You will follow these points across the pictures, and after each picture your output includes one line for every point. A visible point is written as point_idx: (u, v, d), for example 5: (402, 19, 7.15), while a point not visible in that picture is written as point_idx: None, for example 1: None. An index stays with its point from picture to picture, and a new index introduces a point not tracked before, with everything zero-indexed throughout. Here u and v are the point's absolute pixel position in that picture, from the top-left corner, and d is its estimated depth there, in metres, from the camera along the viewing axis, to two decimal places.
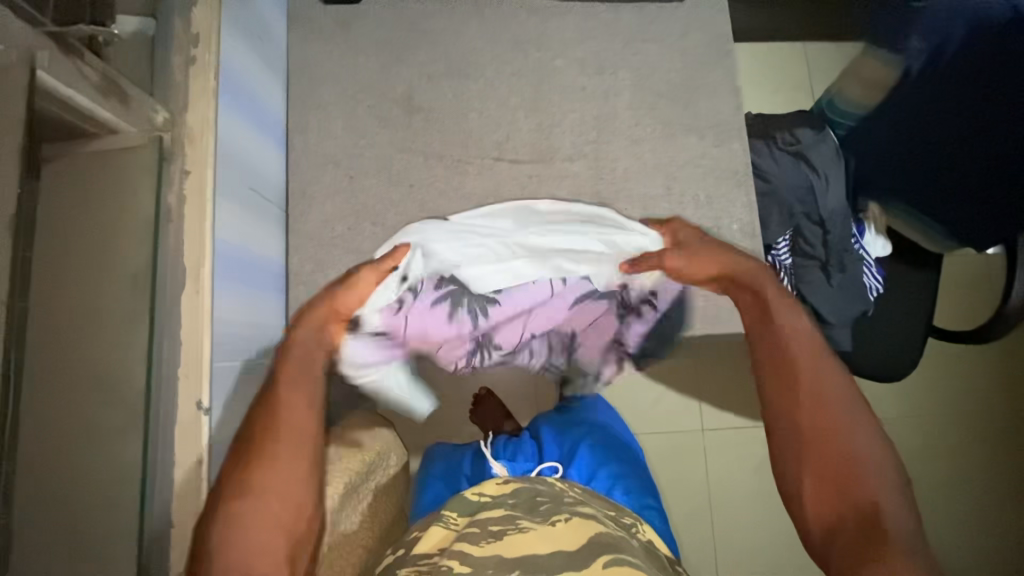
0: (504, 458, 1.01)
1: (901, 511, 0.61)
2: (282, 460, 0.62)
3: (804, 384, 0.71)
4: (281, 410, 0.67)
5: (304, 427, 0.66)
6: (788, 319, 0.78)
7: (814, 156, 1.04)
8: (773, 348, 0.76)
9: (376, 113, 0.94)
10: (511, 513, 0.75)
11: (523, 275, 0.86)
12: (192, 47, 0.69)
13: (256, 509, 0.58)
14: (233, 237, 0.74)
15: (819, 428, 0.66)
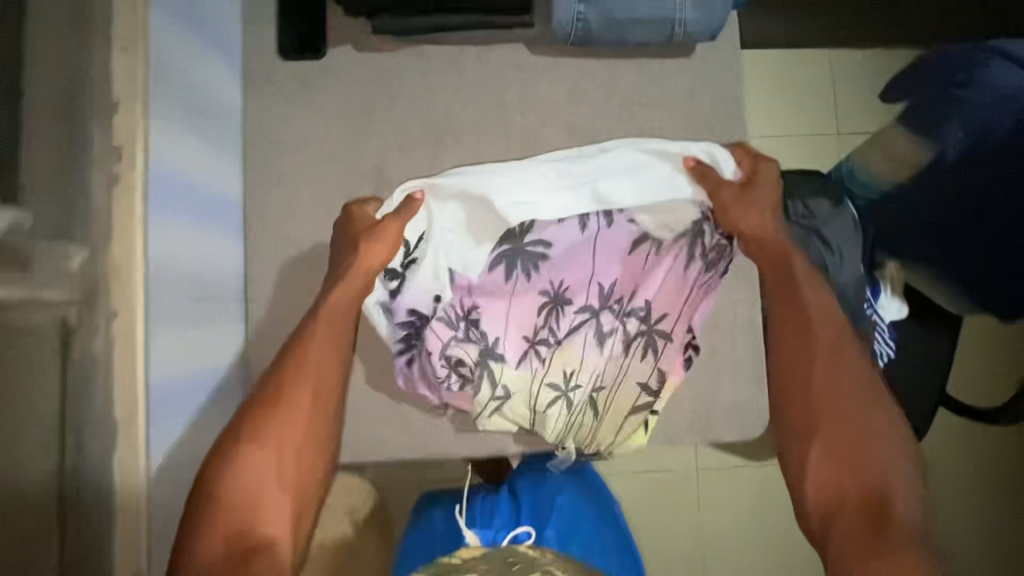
0: (477, 524, 0.87)
1: (904, 471, 0.69)
2: (296, 422, 0.73)
3: (831, 379, 0.75)
4: (308, 351, 0.76)
5: (322, 394, 0.76)
6: (813, 297, 0.79)
7: (828, 231, 0.92)
8: (793, 310, 0.79)
9: (342, 190, 0.85)
10: None
11: (570, 207, 0.83)
12: (114, 163, 0.60)
13: (261, 479, 0.70)
14: (176, 364, 0.68)
15: (831, 411, 0.73)
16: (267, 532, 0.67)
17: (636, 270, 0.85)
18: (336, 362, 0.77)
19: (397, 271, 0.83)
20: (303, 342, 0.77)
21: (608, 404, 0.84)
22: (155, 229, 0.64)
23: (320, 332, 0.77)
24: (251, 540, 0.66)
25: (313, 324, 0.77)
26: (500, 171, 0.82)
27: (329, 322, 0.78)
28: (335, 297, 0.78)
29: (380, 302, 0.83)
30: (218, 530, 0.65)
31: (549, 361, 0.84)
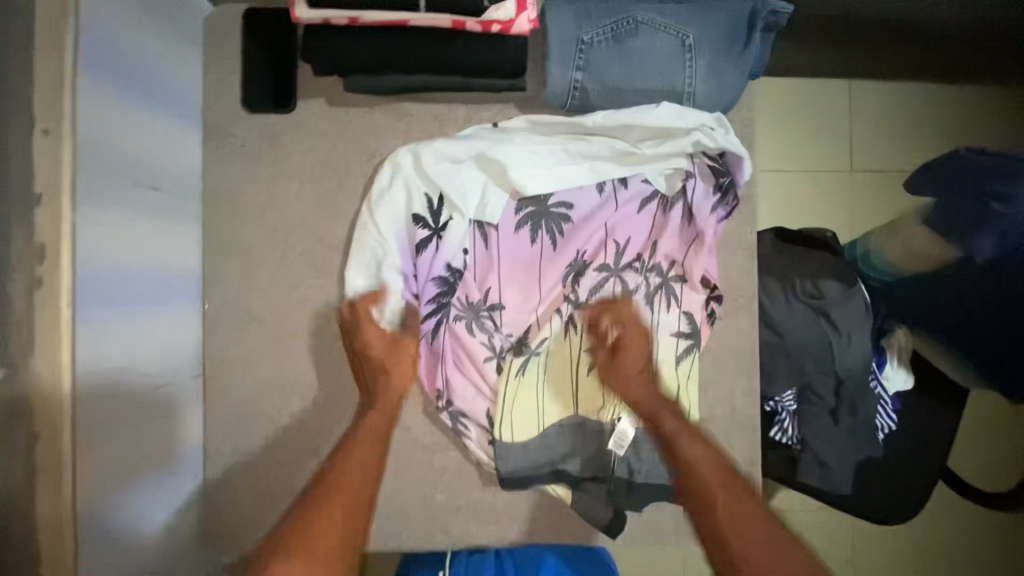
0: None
1: None
2: (337, 508, 0.57)
3: (738, 515, 0.54)
4: (341, 476, 0.61)
5: (362, 486, 0.61)
6: (696, 447, 0.61)
7: (837, 314, 0.87)
8: (697, 461, 0.60)
9: (311, 261, 0.78)
10: None
11: (570, 179, 0.77)
12: (37, 265, 0.53)
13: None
14: (115, 472, 0.61)
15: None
16: None
17: (654, 232, 0.78)
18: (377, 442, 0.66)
19: (426, 225, 0.76)
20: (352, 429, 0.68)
21: (653, 360, 0.77)
22: (86, 331, 0.57)
23: (353, 461, 0.63)
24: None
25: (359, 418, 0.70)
26: (516, 143, 0.75)
27: (370, 420, 0.69)
28: (365, 430, 0.68)
29: (401, 262, 0.76)
30: None
31: (579, 326, 0.77)
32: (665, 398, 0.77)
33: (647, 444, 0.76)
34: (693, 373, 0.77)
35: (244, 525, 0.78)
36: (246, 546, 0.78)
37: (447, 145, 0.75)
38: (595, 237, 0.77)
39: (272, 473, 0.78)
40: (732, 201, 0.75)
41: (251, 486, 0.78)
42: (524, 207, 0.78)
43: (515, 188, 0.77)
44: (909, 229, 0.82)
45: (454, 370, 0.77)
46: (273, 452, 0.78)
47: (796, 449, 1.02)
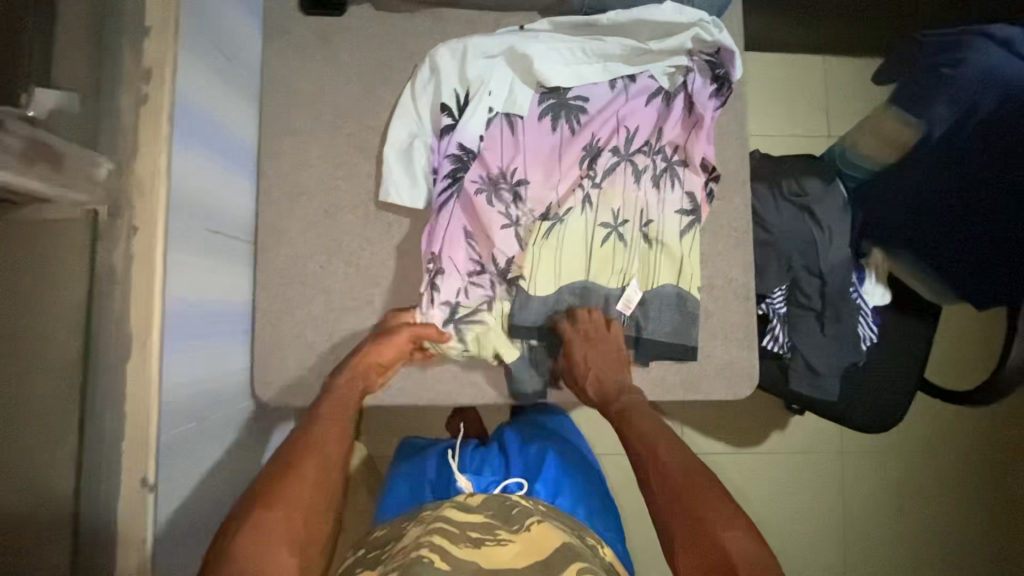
0: (470, 471, 0.96)
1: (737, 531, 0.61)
2: (302, 488, 0.66)
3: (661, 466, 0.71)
4: (315, 441, 0.72)
5: (329, 459, 0.70)
6: (642, 426, 0.78)
7: (819, 210, 0.99)
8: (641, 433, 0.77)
9: (356, 143, 0.88)
10: (488, 521, 0.78)
11: (585, 76, 0.87)
12: (142, 84, 0.62)
13: (277, 524, 0.61)
14: (187, 292, 0.68)
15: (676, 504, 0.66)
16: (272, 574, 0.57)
17: (658, 124, 0.88)
18: (341, 435, 0.75)
19: (450, 115, 0.86)
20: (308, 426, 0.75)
21: (660, 232, 0.87)
22: (176, 154, 0.65)
23: (326, 425, 0.75)
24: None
25: (315, 410, 0.78)
26: (540, 40, 0.85)
27: (332, 408, 0.78)
28: (321, 430, 0.74)
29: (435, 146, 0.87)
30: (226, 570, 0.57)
31: (595, 203, 0.87)
32: (671, 266, 0.87)
33: (656, 314, 0.86)
34: (695, 246, 0.87)
35: (286, 380, 0.84)
36: (287, 398, 0.84)
37: (482, 42, 0.85)
38: (607, 125, 0.87)
39: (316, 332, 0.85)
40: (726, 92, 0.87)
41: (296, 343, 0.85)
42: (546, 100, 0.88)
43: (538, 80, 0.86)
44: (882, 121, 0.97)
45: (480, 240, 0.86)
46: (317, 314, 0.85)
47: (788, 355, 1.06)
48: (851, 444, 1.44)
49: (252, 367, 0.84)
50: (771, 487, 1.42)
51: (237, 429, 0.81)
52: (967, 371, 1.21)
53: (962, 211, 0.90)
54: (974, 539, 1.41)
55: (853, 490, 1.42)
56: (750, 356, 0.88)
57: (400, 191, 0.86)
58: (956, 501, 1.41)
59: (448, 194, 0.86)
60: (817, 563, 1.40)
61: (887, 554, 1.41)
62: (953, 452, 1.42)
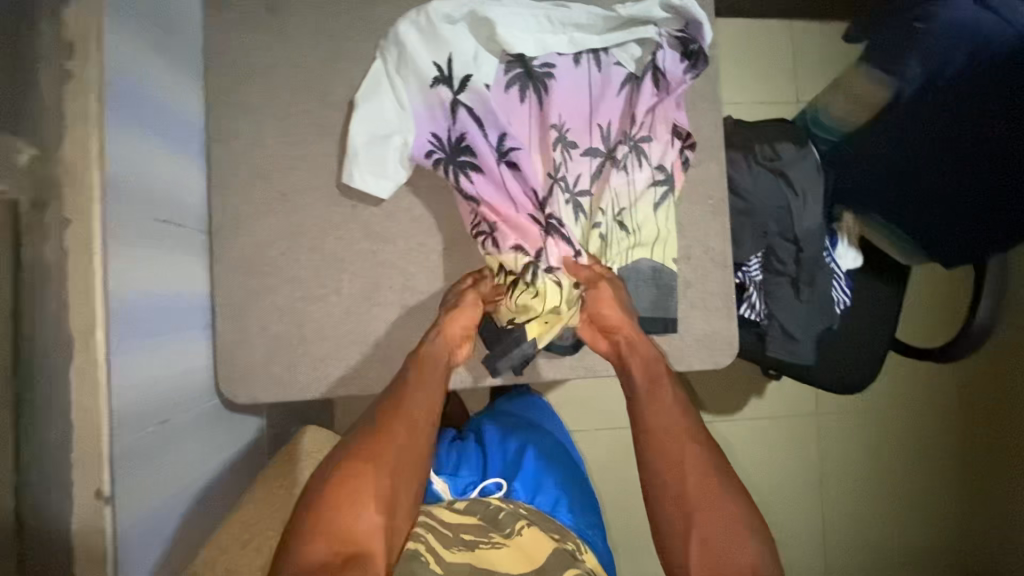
0: (447, 471, 0.97)
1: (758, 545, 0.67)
2: (390, 449, 0.70)
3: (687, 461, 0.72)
4: (408, 400, 0.73)
5: (420, 424, 0.73)
6: (664, 398, 0.76)
7: (793, 173, 0.98)
8: (664, 412, 0.75)
9: (313, 120, 0.82)
10: (480, 525, 0.84)
11: (551, 45, 0.83)
12: (66, 59, 0.56)
13: (364, 485, 0.66)
14: (137, 289, 0.63)
15: (700, 505, 0.69)
16: (362, 543, 0.63)
17: (627, 100, 0.85)
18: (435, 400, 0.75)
19: (446, 87, 0.79)
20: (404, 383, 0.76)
21: (634, 220, 0.84)
22: (113, 136, 0.60)
23: (413, 379, 0.75)
24: (355, 543, 0.63)
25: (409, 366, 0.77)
26: (504, 3, 0.81)
27: (424, 363, 0.77)
28: (415, 386, 0.75)
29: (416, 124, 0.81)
30: (320, 534, 0.63)
31: (568, 182, 0.82)
32: (652, 244, 0.85)
33: (641, 290, 0.85)
34: (670, 218, 0.85)
35: (253, 376, 0.80)
36: (255, 393, 0.80)
37: (442, 5, 0.80)
38: (577, 98, 0.84)
39: (281, 323, 0.80)
40: (700, 67, 0.83)
41: (261, 335, 0.80)
42: (513, 71, 0.82)
43: (504, 49, 0.82)
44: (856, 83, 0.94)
45: (486, 206, 0.79)
46: (282, 303, 0.80)
47: (764, 322, 1.08)
48: (827, 405, 1.47)
49: (216, 364, 0.80)
50: (752, 451, 1.45)
51: (204, 430, 0.76)
52: (935, 329, 1.24)
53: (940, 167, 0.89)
54: (946, 488, 1.46)
55: (830, 449, 1.46)
56: (729, 324, 0.87)
57: (365, 176, 0.80)
58: (931, 454, 1.46)
59: (434, 166, 0.81)
60: (798, 522, 1.44)
61: (863, 508, 1.46)
62: (927, 408, 1.46)
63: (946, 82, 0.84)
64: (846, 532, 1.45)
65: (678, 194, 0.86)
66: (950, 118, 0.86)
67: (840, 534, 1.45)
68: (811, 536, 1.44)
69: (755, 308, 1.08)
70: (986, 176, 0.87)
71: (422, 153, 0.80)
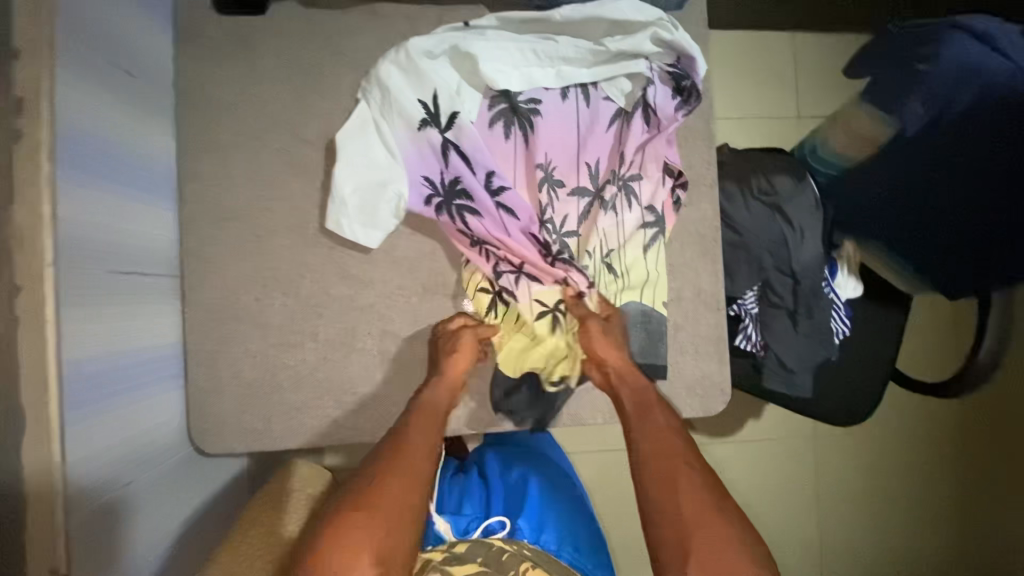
0: (448, 510, 0.91)
1: None
2: (387, 493, 0.62)
3: (684, 482, 0.64)
4: (404, 443, 0.69)
5: (418, 467, 0.66)
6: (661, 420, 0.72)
7: (790, 207, 0.94)
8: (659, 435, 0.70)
9: (288, 159, 0.79)
10: (481, 571, 0.77)
11: (537, 79, 0.80)
12: (15, 117, 0.53)
13: (360, 528, 0.58)
14: (97, 348, 0.61)
15: (698, 532, 0.59)
16: None
17: (617, 136, 0.82)
18: (429, 449, 0.69)
19: (434, 128, 0.76)
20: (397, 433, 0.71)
21: (622, 261, 0.82)
22: (67, 194, 0.57)
23: (414, 424, 0.72)
24: None
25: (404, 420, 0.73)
26: (487, 36, 0.77)
27: (421, 417, 0.73)
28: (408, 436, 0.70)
29: (409, 168, 0.77)
30: None
31: (557, 225, 0.81)
32: (641, 284, 0.82)
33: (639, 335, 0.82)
34: (660, 259, 0.82)
35: (225, 424, 0.77)
36: (227, 442, 0.77)
37: (422, 41, 0.77)
38: (566, 136, 0.81)
39: (255, 370, 0.78)
40: (693, 102, 0.82)
41: (234, 383, 0.77)
42: (497, 108, 0.80)
43: (488, 84, 0.79)
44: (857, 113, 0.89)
45: (506, 249, 0.78)
46: (256, 350, 0.78)
47: (761, 353, 1.04)
48: (825, 430, 1.44)
49: (188, 411, 0.77)
50: (749, 476, 1.42)
51: (175, 483, 0.74)
52: (938, 359, 1.21)
53: (946, 202, 0.86)
54: (947, 515, 1.43)
55: (827, 474, 1.43)
56: (722, 370, 0.84)
57: (354, 226, 0.78)
58: (932, 479, 1.43)
59: (436, 213, 0.78)
60: (794, 548, 1.42)
61: (860, 535, 1.43)
62: (928, 433, 1.43)
63: (950, 120, 0.80)
64: (843, 558, 1.43)
65: (669, 234, 0.83)
66: (953, 154, 0.82)
67: (837, 560, 1.42)
68: (808, 563, 1.42)
69: (752, 340, 1.06)
70: (997, 213, 0.83)
71: (418, 201, 0.78)
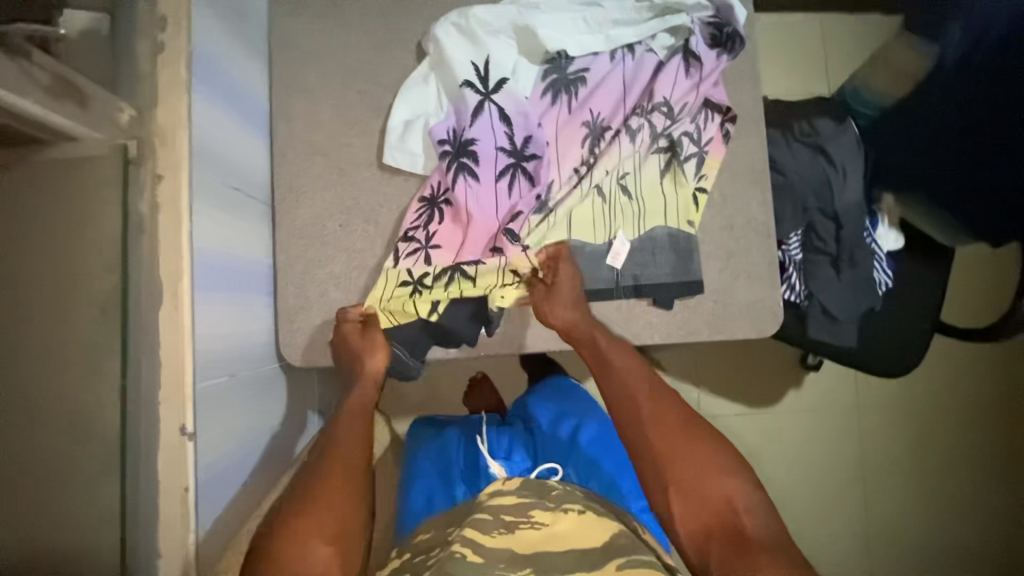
0: (500, 455, 0.90)
1: (744, 493, 0.66)
2: (326, 495, 0.65)
3: (658, 415, 0.72)
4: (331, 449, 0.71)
5: (349, 463, 0.70)
6: (620, 361, 0.79)
7: (831, 148, 1.00)
8: (620, 384, 0.77)
9: (368, 100, 0.87)
10: (523, 501, 0.70)
11: (588, 45, 0.85)
12: (159, 33, 0.62)
13: (305, 529, 0.62)
14: (215, 245, 0.68)
15: (673, 454, 0.68)
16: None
17: (661, 89, 0.86)
18: (354, 448, 0.72)
19: (477, 89, 0.84)
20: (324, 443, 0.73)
21: (637, 185, 0.87)
22: (197, 105, 0.65)
23: (339, 429, 0.75)
24: None
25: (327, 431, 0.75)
26: (543, 9, 0.85)
27: (344, 422, 0.76)
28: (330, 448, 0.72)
29: (443, 121, 0.84)
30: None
31: (592, 168, 0.86)
32: (664, 211, 0.87)
33: (665, 260, 0.86)
34: (678, 188, 0.87)
35: (310, 341, 0.84)
36: (312, 357, 0.84)
37: (485, 15, 0.84)
38: (610, 97, 0.86)
39: (338, 291, 0.84)
40: (735, 49, 0.87)
41: (320, 303, 0.84)
42: (550, 78, 0.85)
43: (546, 53, 0.85)
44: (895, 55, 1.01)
45: (460, 212, 0.83)
46: (339, 273, 0.85)
47: (805, 304, 1.05)
48: (870, 393, 1.44)
49: (276, 328, 0.84)
50: (792, 440, 1.43)
51: (263, 391, 0.81)
52: (978, 308, 1.23)
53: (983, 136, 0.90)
54: (997, 477, 1.41)
55: (873, 438, 1.43)
56: (773, 294, 0.88)
57: (395, 153, 0.85)
58: (981, 442, 1.42)
59: (441, 156, 0.84)
60: (840, 514, 1.41)
61: (909, 501, 1.41)
62: (975, 395, 1.42)
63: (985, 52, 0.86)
64: (892, 525, 1.41)
65: (719, 165, 0.88)
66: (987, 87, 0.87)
67: (884, 526, 1.41)
68: (855, 528, 1.40)
69: (796, 290, 1.06)
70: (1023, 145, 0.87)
71: (433, 138, 0.84)
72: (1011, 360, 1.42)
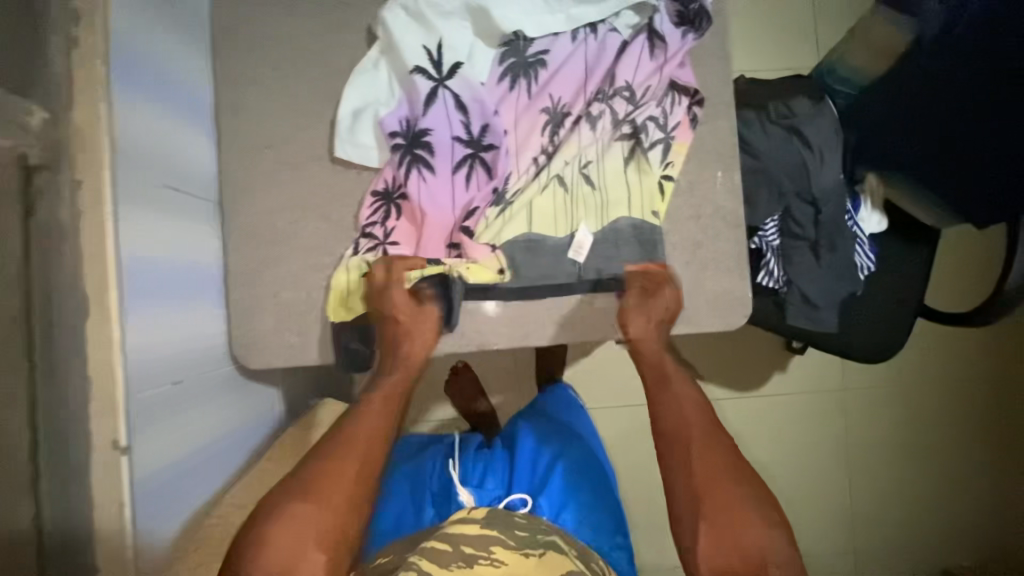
0: (472, 483, 0.87)
1: (778, 544, 0.62)
2: (336, 489, 0.63)
3: (710, 445, 0.69)
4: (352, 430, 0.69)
5: (372, 453, 0.67)
6: (682, 387, 0.75)
7: (807, 130, 0.95)
8: (677, 406, 0.73)
9: (316, 89, 0.83)
10: (487, 532, 0.68)
11: (549, 26, 0.81)
12: (73, 27, 0.58)
13: (308, 521, 0.60)
14: (152, 250, 0.66)
15: (711, 486, 0.65)
16: None
17: (624, 71, 0.82)
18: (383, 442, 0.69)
19: (430, 74, 0.80)
20: (352, 417, 0.70)
21: (601, 175, 0.83)
22: (123, 104, 0.62)
23: (368, 410, 0.71)
24: None
25: (360, 405, 0.72)
26: None
27: (382, 403, 0.73)
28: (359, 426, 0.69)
29: (396, 110, 0.81)
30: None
31: (551, 157, 0.83)
32: (626, 202, 0.83)
33: (627, 254, 0.84)
34: (643, 176, 0.83)
35: (264, 342, 0.82)
36: (268, 359, 0.82)
37: None
38: (571, 80, 0.82)
39: (291, 291, 0.82)
40: (702, 29, 0.82)
41: (273, 303, 0.82)
42: (507, 61, 0.81)
43: (501, 35, 0.81)
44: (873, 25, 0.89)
45: (413, 208, 0.82)
46: (292, 272, 0.82)
47: (783, 291, 1.03)
48: (854, 377, 1.42)
49: (229, 331, 0.82)
50: (775, 425, 1.41)
51: (217, 396, 0.79)
52: (963, 290, 1.20)
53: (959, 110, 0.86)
54: (981, 459, 1.40)
55: (857, 421, 1.41)
56: (742, 285, 0.85)
57: (347, 146, 0.81)
58: (965, 423, 1.40)
59: (392, 149, 0.81)
60: (823, 498, 1.40)
61: (892, 484, 1.41)
62: (961, 377, 1.40)
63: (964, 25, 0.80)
64: (874, 507, 1.41)
65: (686, 152, 0.84)
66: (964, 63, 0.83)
67: (867, 509, 1.40)
68: (837, 511, 1.40)
69: (774, 277, 1.03)
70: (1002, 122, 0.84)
71: (385, 132, 0.81)
72: (998, 340, 1.39)
